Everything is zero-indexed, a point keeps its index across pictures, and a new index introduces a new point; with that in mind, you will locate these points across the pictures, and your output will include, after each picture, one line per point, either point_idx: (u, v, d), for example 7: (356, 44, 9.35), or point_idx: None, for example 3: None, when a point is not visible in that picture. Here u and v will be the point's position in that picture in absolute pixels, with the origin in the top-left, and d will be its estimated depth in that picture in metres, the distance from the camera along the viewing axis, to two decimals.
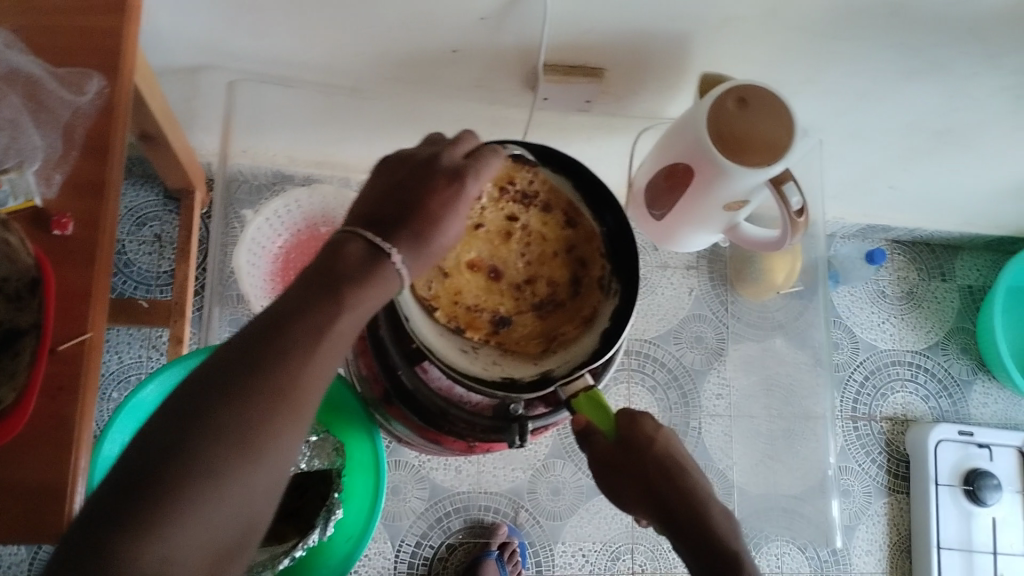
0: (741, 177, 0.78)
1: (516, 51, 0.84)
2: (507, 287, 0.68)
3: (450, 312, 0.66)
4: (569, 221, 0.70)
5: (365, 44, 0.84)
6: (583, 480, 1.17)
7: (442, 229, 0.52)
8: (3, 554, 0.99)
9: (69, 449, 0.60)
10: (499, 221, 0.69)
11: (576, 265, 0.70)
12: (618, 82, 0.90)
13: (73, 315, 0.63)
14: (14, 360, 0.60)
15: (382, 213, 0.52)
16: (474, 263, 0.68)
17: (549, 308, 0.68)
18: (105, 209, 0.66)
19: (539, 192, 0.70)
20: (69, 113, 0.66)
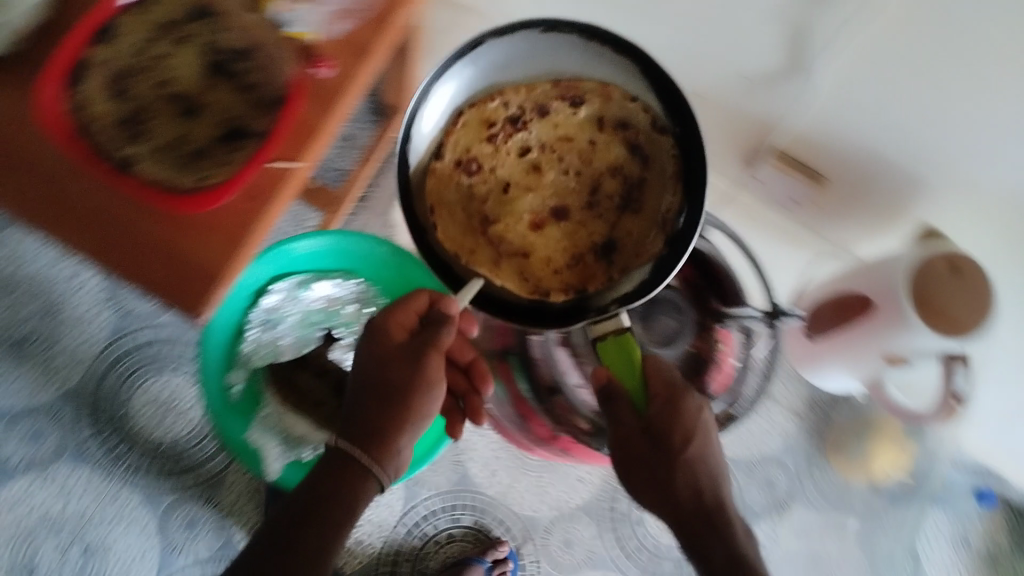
0: (918, 335, 0.76)
1: (755, 126, 0.86)
2: (576, 214, 0.67)
3: (560, 282, 0.66)
4: (574, 102, 0.68)
5: (622, 53, 0.88)
6: (596, 549, 1.14)
7: (420, 402, 0.62)
8: (90, 327, 1.10)
9: (237, 248, 0.64)
10: (518, 161, 0.68)
11: (620, 129, 0.67)
12: (833, 199, 0.89)
13: (291, 142, 0.66)
14: (231, 151, 0.65)
15: (354, 416, 0.62)
16: (537, 221, 0.67)
17: (636, 196, 0.66)
18: (363, 69, 0.69)
19: (521, 105, 0.68)
20: None
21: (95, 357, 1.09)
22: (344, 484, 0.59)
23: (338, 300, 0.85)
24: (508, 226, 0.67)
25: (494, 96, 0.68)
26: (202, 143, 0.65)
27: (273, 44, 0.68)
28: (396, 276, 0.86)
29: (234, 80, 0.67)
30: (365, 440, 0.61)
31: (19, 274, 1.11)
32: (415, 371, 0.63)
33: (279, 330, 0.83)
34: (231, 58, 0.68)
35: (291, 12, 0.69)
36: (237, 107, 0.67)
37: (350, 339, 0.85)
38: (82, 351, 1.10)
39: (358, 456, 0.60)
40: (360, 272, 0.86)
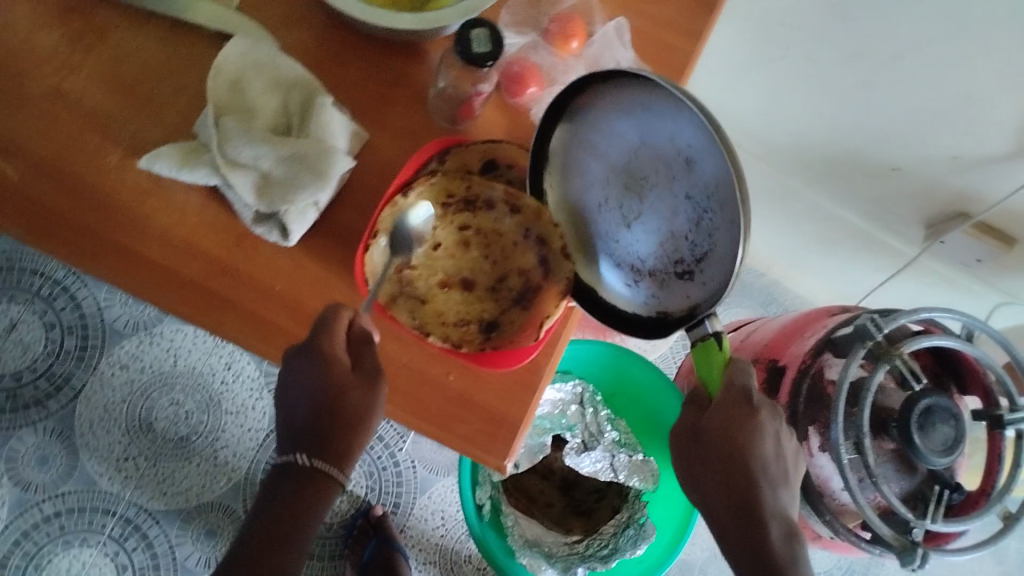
0: None
1: (952, 195, 0.91)
2: (482, 292, 0.66)
3: (442, 332, 0.63)
4: (514, 209, 0.65)
5: (815, 132, 0.93)
6: None
7: (368, 426, 0.60)
8: (250, 418, 1.18)
9: (533, 393, 0.65)
10: (453, 236, 0.66)
11: (539, 246, 0.65)
12: (1019, 258, 0.93)
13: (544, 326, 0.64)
14: (523, 310, 0.65)
15: (301, 428, 0.60)
16: (445, 282, 0.65)
17: (528, 298, 0.65)
18: None
19: (479, 193, 0.65)
20: None
21: (260, 445, 1.17)
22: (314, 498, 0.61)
23: (561, 401, 0.87)
24: (419, 276, 0.65)
25: (467, 177, 0.64)
26: (487, 318, 0.65)
27: (498, 209, 0.65)
28: (612, 372, 0.90)
29: (525, 238, 0.65)
30: (318, 452, 0.60)
31: (176, 374, 1.18)
32: (361, 398, 0.59)
33: None
34: (503, 214, 0.65)
35: None
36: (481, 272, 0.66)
37: (578, 441, 0.87)
38: (244, 442, 1.17)
39: (324, 471, 0.60)
40: (576, 372, 0.90)
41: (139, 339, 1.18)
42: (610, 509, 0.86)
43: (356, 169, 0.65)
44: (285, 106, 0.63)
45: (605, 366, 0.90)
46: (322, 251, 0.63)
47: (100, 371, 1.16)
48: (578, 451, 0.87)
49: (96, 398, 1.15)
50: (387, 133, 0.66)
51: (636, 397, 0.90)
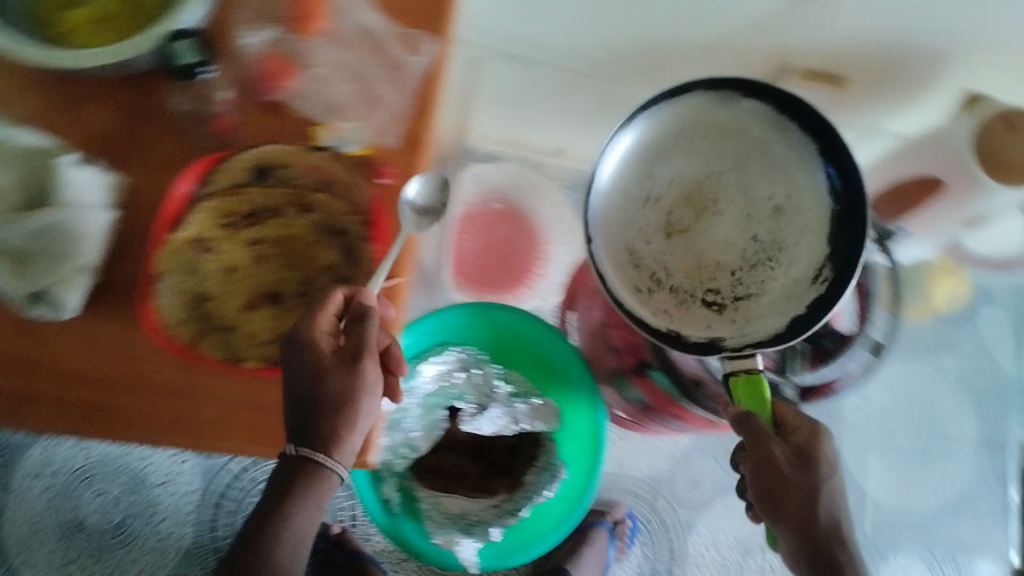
0: (994, 194, 0.77)
1: (770, 52, 0.84)
2: (293, 300, 0.62)
3: (258, 354, 0.60)
4: (302, 207, 0.63)
5: (616, 30, 0.84)
6: (720, 475, 1.29)
7: (359, 408, 0.57)
8: (180, 483, 1.15)
9: (380, 383, 0.63)
10: (247, 252, 0.62)
11: (339, 238, 0.63)
12: (859, 91, 0.89)
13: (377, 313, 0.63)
14: (340, 306, 0.62)
15: (294, 419, 0.57)
16: (252, 303, 0.62)
17: (343, 292, 0.63)
18: (425, 161, 0.65)
19: (260, 203, 0.62)
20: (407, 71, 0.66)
21: (197, 505, 1.15)
22: (307, 489, 0.56)
23: (445, 375, 0.86)
24: (222, 304, 0.61)
25: (242, 190, 0.62)
26: (305, 326, 0.61)
27: (286, 211, 0.63)
28: (488, 328, 0.86)
29: (322, 232, 0.63)
30: (305, 440, 0.56)
31: (94, 463, 1.15)
32: (343, 382, 0.57)
33: (407, 426, 0.83)
34: (290, 215, 0.63)
35: (345, 132, 0.64)
36: (287, 281, 0.63)
37: (472, 406, 0.87)
38: (182, 508, 1.15)
39: (314, 456, 0.56)
40: (453, 341, 0.86)
41: (45, 443, 1.15)
42: (528, 458, 0.86)
43: (124, 218, 0.60)
44: (24, 179, 0.57)
45: (479, 322, 0.86)
46: (112, 313, 0.59)
47: (15, 487, 1.14)
48: (475, 414, 0.88)
49: (18, 515, 1.13)
50: (145, 171, 0.60)
51: (520, 347, 0.85)
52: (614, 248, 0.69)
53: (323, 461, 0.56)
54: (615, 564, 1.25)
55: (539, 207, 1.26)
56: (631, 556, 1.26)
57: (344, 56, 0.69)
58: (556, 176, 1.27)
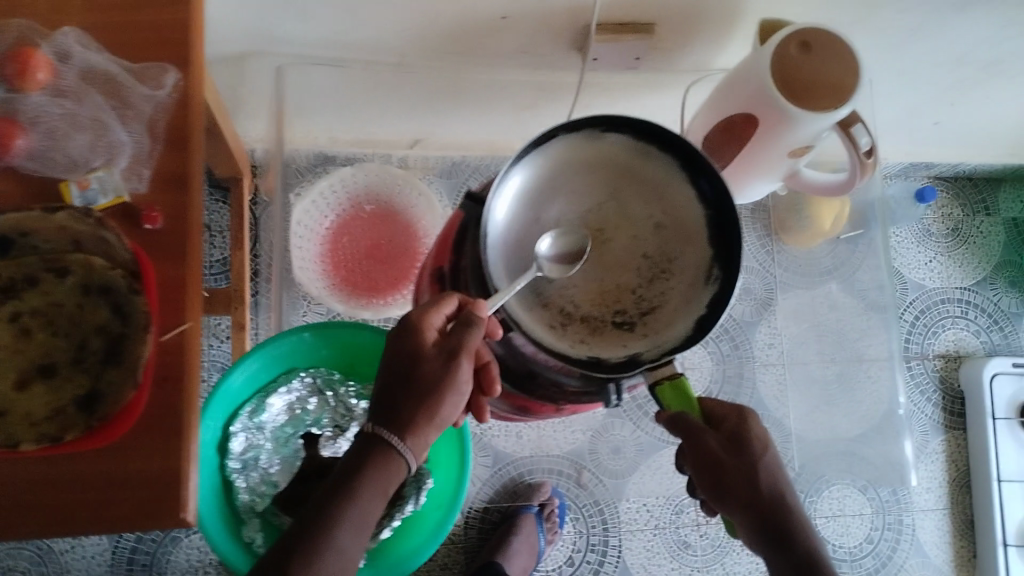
0: (805, 122, 0.76)
1: (567, 11, 0.82)
2: (67, 369, 0.59)
3: (37, 434, 0.58)
4: (60, 271, 0.60)
5: (411, 16, 0.82)
6: (641, 437, 1.24)
7: (444, 397, 0.62)
8: (86, 545, 1.06)
9: (181, 436, 0.60)
10: (9, 329, 0.59)
11: (105, 295, 0.60)
12: (670, 36, 0.87)
13: (165, 365, 0.61)
14: (117, 365, 0.59)
15: (378, 409, 0.63)
16: (24, 381, 0.59)
17: (118, 351, 0.60)
18: (192, 199, 0.63)
19: (12, 276, 0.60)
20: (150, 107, 0.63)
21: (109, 565, 1.06)
22: (380, 475, 0.61)
23: (295, 402, 0.83)
24: None
25: None
26: (85, 391, 0.59)
27: (45, 277, 0.60)
28: (333, 345, 0.85)
29: (86, 293, 0.60)
30: (390, 427, 0.62)
31: None
32: (444, 372, 0.62)
33: (263, 462, 0.81)
34: (49, 281, 0.60)
35: (94, 185, 0.61)
36: (59, 350, 0.60)
37: (330, 429, 0.85)
38: (94, 569, 1.06)
39: (393, 442, 0.62)
40: (301, 365, 0.84)
41: None
42: None
43: None
44: None
45: (323, 342, 0.84)
46: None
47: None
48: (335, 437, 0.86)
49: None
50: None
51: (368, 355, 0.86)
52: (519, 293, 0.67)
53: (396, 444, 0.62)
54: (546, 547, 1.20)
55: (414, 202, 1.13)
56: (562, 537, 1.21)
57: (72, 106, 0.63)
58: (417, 165, 1.19)
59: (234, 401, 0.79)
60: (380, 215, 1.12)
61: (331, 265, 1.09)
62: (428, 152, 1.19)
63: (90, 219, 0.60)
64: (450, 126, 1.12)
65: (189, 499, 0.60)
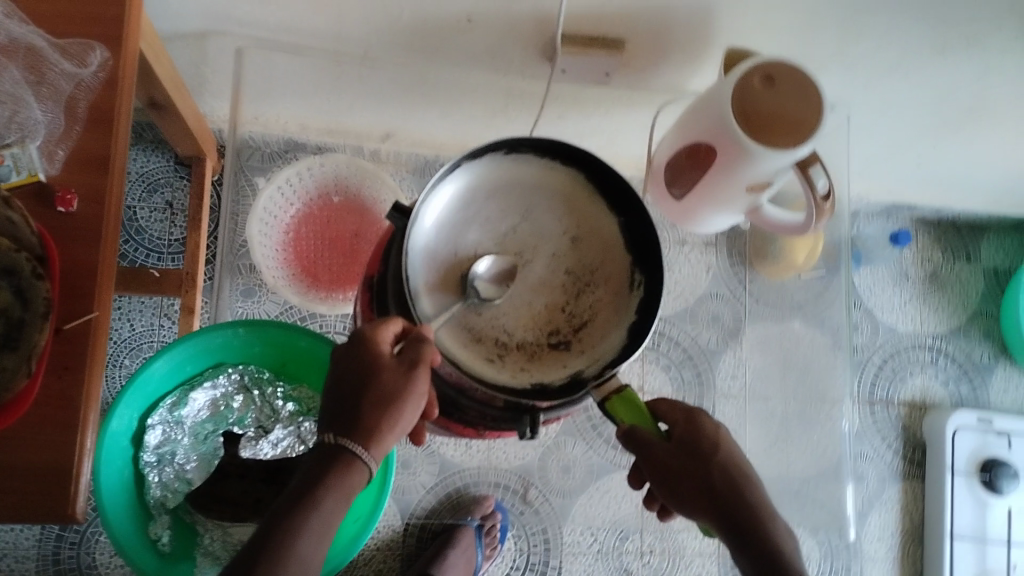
0: (765, 160, 0.74)
1: (534, 20, 0.80)
2: None
3: None
4: None
5: (376, 10, 0.80)
6: (593, 459, 1.18)
7: (404, 404, 0.59)
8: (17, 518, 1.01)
9: (76, 430, 0.58)
10: None
11: (6, 278, 0.56)
12: (640, 54, 0.85)
13: (71, 355, 0.58)
14: (14, 352, 0.56)
15: (338, 415, 0.59)
16: None
17: (14, 338, 0.56)
18: (111, 184, 0.61)
19: None
20: (70, 86, 0.61)
21: (38, 539, 1.01)
22: (339, 481, 0.58)
23: (220, 401, 0.82)
24: None
25: None
26: None
27: None
28: (267, 344, 0.82)
29: None
30: (352, 434, 0.58)
31: None
32: (404, 380, 0.59)
33: (179, 459, 0.79)
34: None
35: (7, 162, 0.60)
36: None
37: (252, 429, 0.83)
38: (22, 543, 1.01)
39: (354, 449, 0.58)
40: (230, 359, 0.82)
41: None
42: None
43: None
44: None
45: (256, 340, 0.82)
46: None
47: None
48: (256, 438, 0.83)
49: None
50: None
51: (301, 359, 0.83)
52: (449, 326, 0.64)
53: (359, 452, 0.58)
54: (482, 563, 1.14)
55: (382, 198, 1.10)
56: (500, 552, 1.16)
57: None
58: (389, 161, 1.15)
59: (157, 391, 0.78)
60: (348, 206, 1.09)
61: (293, 255, 1.07)
62: (400, 148, 1.15)
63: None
64: (421, 123, 1.10)
65: (77, 495, 0.58)
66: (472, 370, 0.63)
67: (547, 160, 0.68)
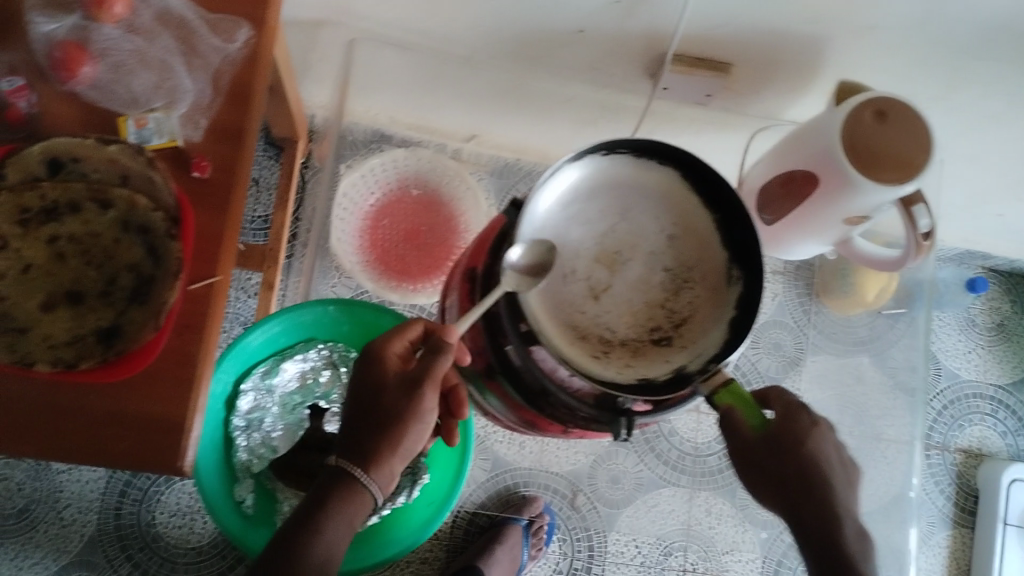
0: (870, 194, 0.74)
1: (645, 38, 0.82)
2: (92, 301, 0.59)
3: (50, 356, 0.57)
4: (104, 203, 0.60)
5: (492, 16, 0.83)
6: (643, 473, 1.18)
7: (407, 424, 0.61)
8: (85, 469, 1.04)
9: (190, 386, 0.60)
10: (46, 251, 0.59)
11: (142, 234, 0.60)
12: (742, 79, 0.87)
13: (193, 314, 0.61)
14: (143, 305, 0.59)
15: (350, 434, 0.63)
16: (49, 305, 0.58)
17: (145, 291, 0.59)
18: (244, 155, 0.64)
19: (57, 199, 0.60)
20: (217, 59, 0.65)
21: (103, 493, 1.04)
22: (342, 500, 0.60)
23: (309, 373, 0.84)
24: (14, 305, 0.58)
25: (36, 187, 0.59)
26: (107, 325, 0.59)
27: (90, 207, 0.60)
28: (355, 324, 0.85)
29: (126, 229, 0.60)
30: (356, 454, 0.62)
31: None
32: (406, 397, 0.62)
33: (267, 426, 0.82)
34: (92, 212, 0.60)
35: (151, 124, 0.63)
36: (88, 281, 0.59)
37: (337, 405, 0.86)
38: (88, 495, 1.04)
39: (354, 470, 0.61)
40: (320, 336, 0.85)
41: None
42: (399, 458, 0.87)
43: None
44: None
45: (346, 318, 0.85)
46: None
47: None
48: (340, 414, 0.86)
49: None
50: None
51: None
52: (556, 322, 0.66)
53: (359, 474, 0.61)
54: (527, 563, 1.15)
55: (459, 195, 1.12)
56: (544, 555, 1.17)
57: (143, 44, 0.65)
58: (470, 161, 1.16)
59: (253, 358, 0.81)
60: (426, 200, 1.10)
61: (369, 242, 1.08)
62: (483, 149, 1.16)
63: (141, 157, 0.61)
64: (509, 128, 1.12)
65: (187, 450, 0.60)
66: (578, 363, 0.64)
67: (645, 160, 0.69)
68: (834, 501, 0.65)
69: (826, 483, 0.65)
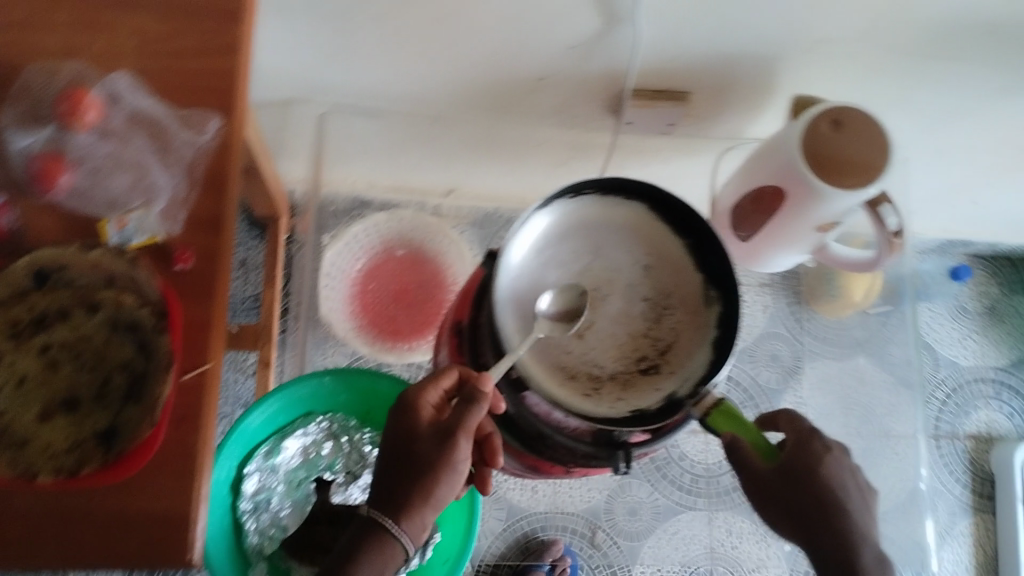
0: (835, 199, 0.76)
1: (603, 78, 0.84)
2: (88, 405, 0.60)
3: (52, 466, 0.58)
4: (92, 307, 0.62)
5: (454, 74, 0.85)
6: (658, 501, 1.18)
7: (438, 471, 0.60)
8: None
9: (191, 477, 0.60)
10: (39, 361, 0.60)
11: (131, 332, 0.61)
12: (702, 104, 0.89)
13: (186, 406, 0.62)
14: (138, 403, 0.60)
15: (380, 489, 0.62)
16: (47, 414, 0.59)
17: (138, 388, 0.60)
18: (223, 242, 0.65)
19: (46, 308, 0.61)
20: (189, 152, 0.66)
21: None
22: (374, 557, 0.59)
23: (311, 447, 0.85)
24: (14, 418, 0.58)
25: (25, 300, 0.61)
26: (105, 427, 0.59)
27: (78, 311, 0.62)
28: (352, 392, 0.86)
29: (115, 329, 0.61)
30: (387, 506, 0.60)
31: None
32: (439, 443, 0.61)
33: (275, 505, 0.82)
34: (81, 317, 0.61)
35: (131, 224, 0.64)
36: (82, 386, 0.60)
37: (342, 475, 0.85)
38: None
39: (387, 522, 0.60)
40: (319, 408, 0.85)
41: None
42: None
43: None
44: None
45: (341, 388, 0.86)
46: None
47: None
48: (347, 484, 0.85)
49: None
50: None
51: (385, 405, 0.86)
52: (544, 365, 0.66)
53: (392, 526, 0.59)
54: None
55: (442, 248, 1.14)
56: None
57: (119, 147, 0.68)
58: (450, 215, 1.18)
59: (254, 439, 0.82)
60: (411, 259, 1.12)
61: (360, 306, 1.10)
62: (462, 202, 1.18)
63: (124, 258, 0.62)
64: (484, 177, 1.14)
65: (194, 541, 0.60)
66: (569, 404, 0.64)
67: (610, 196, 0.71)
68: (842, 511, 0.65)
69: (832, 496, 0.65)
